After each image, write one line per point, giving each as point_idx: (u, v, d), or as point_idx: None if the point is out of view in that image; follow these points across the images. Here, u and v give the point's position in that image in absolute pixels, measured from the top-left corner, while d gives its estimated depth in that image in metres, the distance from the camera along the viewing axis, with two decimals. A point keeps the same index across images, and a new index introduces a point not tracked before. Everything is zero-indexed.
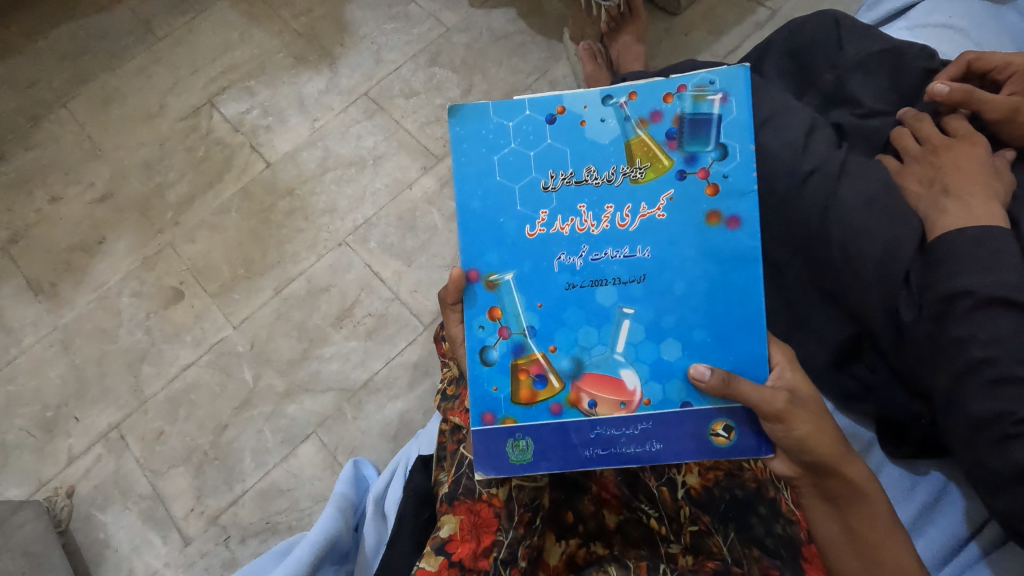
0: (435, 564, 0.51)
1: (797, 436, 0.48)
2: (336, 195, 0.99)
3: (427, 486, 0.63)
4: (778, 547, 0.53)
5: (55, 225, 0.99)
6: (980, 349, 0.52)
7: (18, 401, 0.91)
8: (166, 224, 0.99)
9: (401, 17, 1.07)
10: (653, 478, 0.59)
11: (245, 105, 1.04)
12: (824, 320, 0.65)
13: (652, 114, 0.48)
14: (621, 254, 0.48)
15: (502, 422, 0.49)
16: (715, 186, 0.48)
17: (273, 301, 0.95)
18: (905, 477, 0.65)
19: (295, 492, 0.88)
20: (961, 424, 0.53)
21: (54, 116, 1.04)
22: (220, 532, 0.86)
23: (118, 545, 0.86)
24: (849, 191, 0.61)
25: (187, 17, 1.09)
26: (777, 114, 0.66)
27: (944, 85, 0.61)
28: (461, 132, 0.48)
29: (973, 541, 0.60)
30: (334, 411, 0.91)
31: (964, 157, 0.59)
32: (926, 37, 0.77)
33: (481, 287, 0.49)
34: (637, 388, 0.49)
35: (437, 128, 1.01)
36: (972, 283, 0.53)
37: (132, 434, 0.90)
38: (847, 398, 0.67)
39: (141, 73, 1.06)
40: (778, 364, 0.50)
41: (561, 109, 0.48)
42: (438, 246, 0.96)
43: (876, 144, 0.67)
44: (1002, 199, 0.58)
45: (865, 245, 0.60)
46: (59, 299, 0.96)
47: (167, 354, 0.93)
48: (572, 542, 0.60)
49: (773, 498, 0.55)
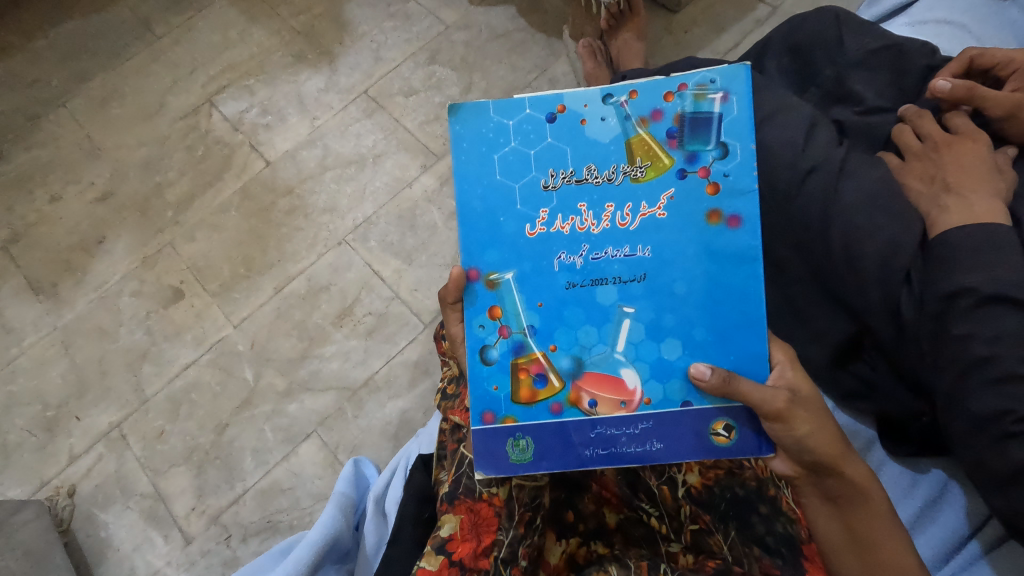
0: (435, 564, 0.51)
1: (797, 435, 0.48)
2: (336, 193, 0.99)
3: (427, 485, 0.63)
4: (778, 546, 0.53)
5: (55, 225, 0.99)
6: (981, 347, 0.51)
7: (19, 401, 0.91)
8: (166, 224, 0.99)
9: (400, 16, 1.07)
10: (653, 477, 0.59)
11: (245, 103, 1.04)
12: (824, 318, 0.65)
13: (652, 113, 0.47)
14: (621, 253, 0.48)
15: (502, 422, 0.49)
16: (715, 186, 0.48)
17: (273, 300, 0.95)
18: (906, 475, 0.65)
19: (296, 491, 0.88)
20: (962, 422, 0.53)
21: (53, 116, 1.04)
22: (221, 531, 0.86)
23: (119, 545, 0.86)
24: (850, 189, 0.61)
25: (186, 16, 1.09)
26: (777, 112, 0.66)
27: (946, 82, 0.60)
28: (461, 131, 0.48)
29: (974, 539, 0.60)
30: (334, 410, 0.91)
31: (966, 155, 0.59)
32: (927, 33, 0.77)
33: (481, 286, 0.49)
34: (637, 388, 0.49)
35: (436, 126, 1.01)
36: (974, 280, 0.53)
37: (133, 434, 0.90)
38: (847, 397, 0.67)
39: (140, 72, 1.06)
40: (778, 364, 0.50)
41: (561, 108, 0.48)
42: (438, 244, 0.96)
43: (877, 140, 0.66)
44: (1004, 196, 0.57)
45: (866, 244, 0.59)
46: (59, 299, 0.96)
47: (167, 353, 0.93)
48: (572, 541, 0.60)
49: (773, 496, 0.55)
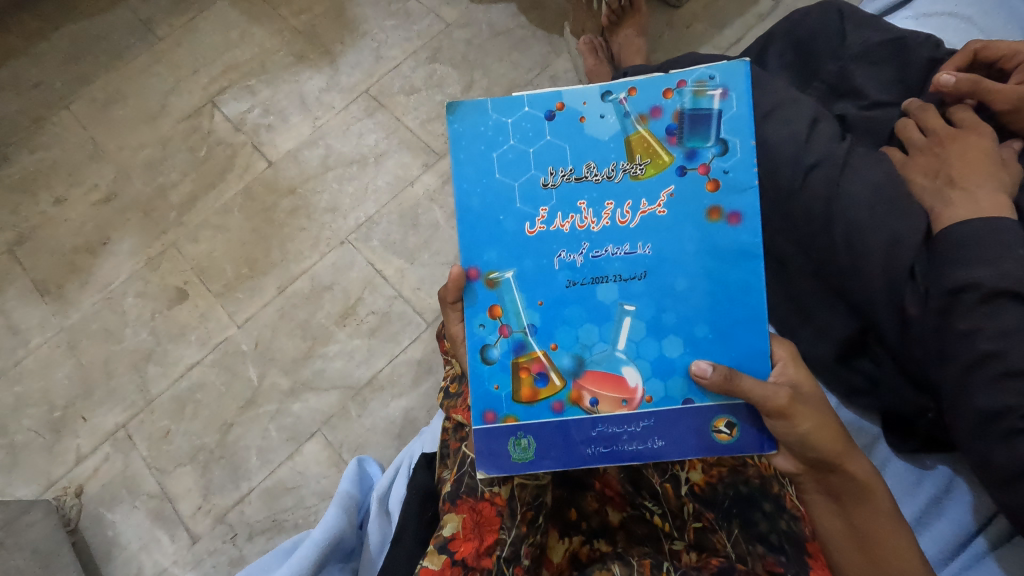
0: (437, 563, 0.51)
1: (800, 432, 0.48)
2: (338, 193, 0.99)
3: (430, 483, 0.63)
4: (782, 543, 0.52)
5: (59, 226, 0.99)
6: (987, 342, 0.51)
7: (26, 402, 0.92)
8: (169, 224, 0.99)
9: (401, 14, 1.07)
10: (656, 475, 0.59)
11: (246, 104, 1.04)
12: (828, 313, 0.65)
13: (652, 109, 0.47)
14: (621, 251, 0.48)
15: (503, 421, 0.49)
16: (715, 182, 0.47)
17: (276, 300, 0.95)
18: (911, 472, 0.65)
19: (301, 490, 0.88)
20: (970, 418, 0.53)
21: (57, 118, 1.04)
22: (227, 530, 0.87)
23: (127, 543, 0.87)
24: (854, 183, 0.61)
25: (188, 16, 1.09)
26: (780, 106, 0.66)
27: (950, 77, 0.60)
28: (459, 129, 0.48)
29: (981, 536, 0.60)
30: (339, 409, 0.91)
31: (970, 149, 0.58)
32: (931, 26, 0.76)
33: (481, 285, 0.49)
34: (638, 385, 0.48)
35: (437, 125, 1.01)
36: (979, 275, 0.52)
37: (139, 434, 0.91)
38: (853, 392, 0.66)
39: (143, 73, 1.06)
40: (780, 360, 0.50)
41: (560, 105, 0.48)
42: (440, 243, 0.96)
43: (881, 135, 0.66)
44: (1009, 189, 0.57)
45: (869, 239, 0.59)
46: (65, 300, 0.96)
47: (172, 354, 0.94)
48: (575, 539, 0.61)
49: (778, 494, 0.55)
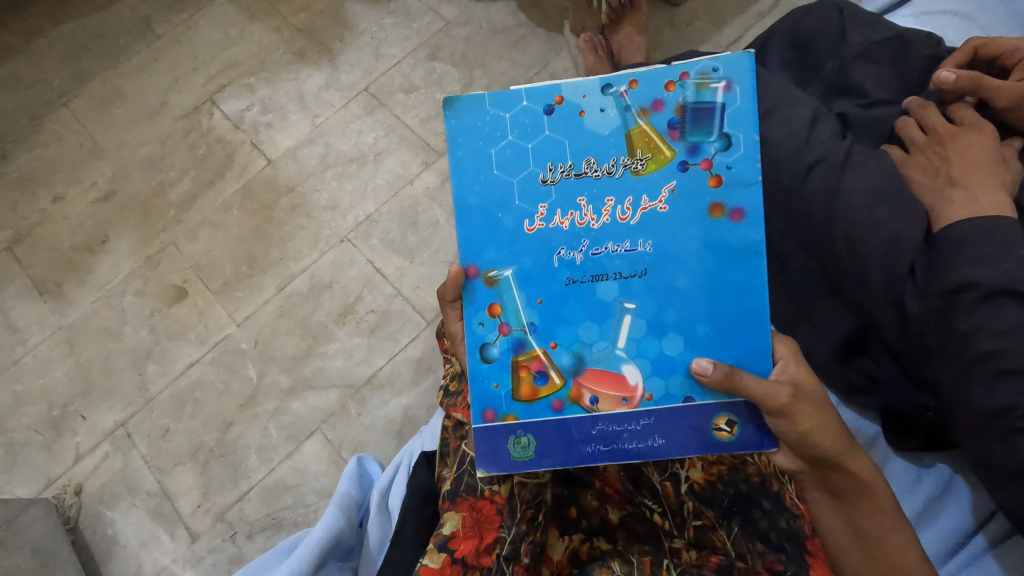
0: (437, 561, 0.51)
1: (800, 431, 0.48)
2: (338, 191, 0.99)
3: (430, 482, 0.63)
4: (782, 542, 0.53)
5: (58, 224, 0.99)
6: (987, 341, 0.51)
7: (25, 400, 0.92)
8: (168, 222, 0.99)
9: (400, 12, 1.06)
10: (656, 473, 0.59)
11: (245, 102, 1.04)
12: (828, 312, 0.65)
13: (653, 103, 0.47)
14: (621, 248, 0.48)
15: (503, 419, 0.49)
16: (717, 177, 0.47)
17: (276, 298, 0.95)
18: (911, 470, 0.65)
19: (300, 488, 0.88)
20: (970, 417, 0.52)
21: (56, 116, 1.04)
22: (227, 528, 0.87)
23: (126, 542, 0.87)
24: (855, 182, 0.61)
25: (186, 14, 1.09)
26: (781, 105, 0.65)
27: (951, 73, 0.59)
28: (456, 125, 0.48)
29: (980, 534, 0.60)
30: (338, 408, 0.91)
31: (971, 147, 0.58)
32: (932, 25, 0.76)
33: (480, 283, 0.49)
34: (638, 383, 0.48)
35: (437, 123, 1.01)
36: (979, 274, 0.52)
37: (138, 433, 0.91)
38: (853, 391, 0.66)
39: (142, 71, 1.06)
40: (782, 358, 0.49)
41: (559, 99, 0.47)
42: (440, 242, 0.96)
43: (882, 134, 0.66)
44: (1009, 187, 0.57)
45: (869, 237, 0.59)
46: (64, 299, 0.96)
47: (171, 352, 0.94)
48: (576, 537, 0.61)
49: (777, 492, 0.55)
